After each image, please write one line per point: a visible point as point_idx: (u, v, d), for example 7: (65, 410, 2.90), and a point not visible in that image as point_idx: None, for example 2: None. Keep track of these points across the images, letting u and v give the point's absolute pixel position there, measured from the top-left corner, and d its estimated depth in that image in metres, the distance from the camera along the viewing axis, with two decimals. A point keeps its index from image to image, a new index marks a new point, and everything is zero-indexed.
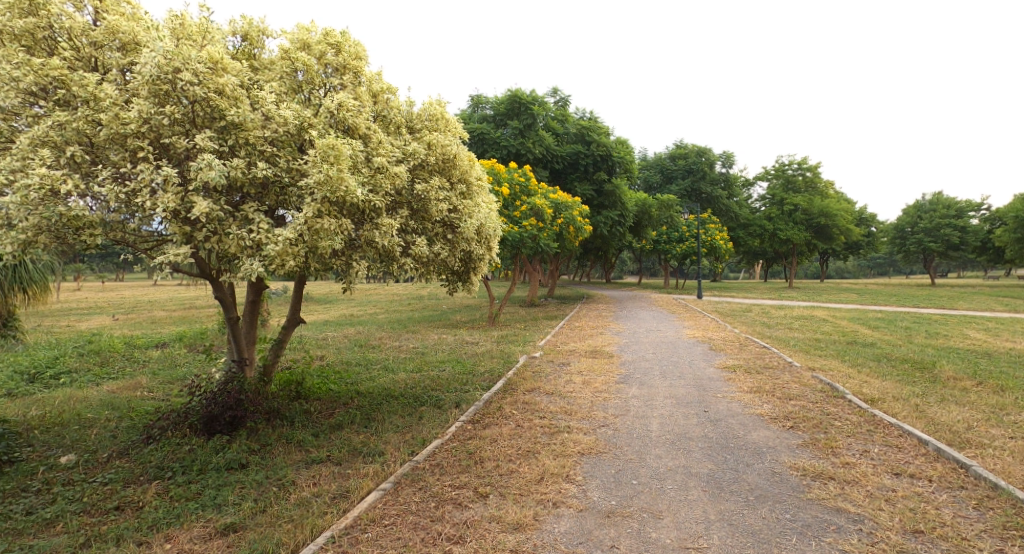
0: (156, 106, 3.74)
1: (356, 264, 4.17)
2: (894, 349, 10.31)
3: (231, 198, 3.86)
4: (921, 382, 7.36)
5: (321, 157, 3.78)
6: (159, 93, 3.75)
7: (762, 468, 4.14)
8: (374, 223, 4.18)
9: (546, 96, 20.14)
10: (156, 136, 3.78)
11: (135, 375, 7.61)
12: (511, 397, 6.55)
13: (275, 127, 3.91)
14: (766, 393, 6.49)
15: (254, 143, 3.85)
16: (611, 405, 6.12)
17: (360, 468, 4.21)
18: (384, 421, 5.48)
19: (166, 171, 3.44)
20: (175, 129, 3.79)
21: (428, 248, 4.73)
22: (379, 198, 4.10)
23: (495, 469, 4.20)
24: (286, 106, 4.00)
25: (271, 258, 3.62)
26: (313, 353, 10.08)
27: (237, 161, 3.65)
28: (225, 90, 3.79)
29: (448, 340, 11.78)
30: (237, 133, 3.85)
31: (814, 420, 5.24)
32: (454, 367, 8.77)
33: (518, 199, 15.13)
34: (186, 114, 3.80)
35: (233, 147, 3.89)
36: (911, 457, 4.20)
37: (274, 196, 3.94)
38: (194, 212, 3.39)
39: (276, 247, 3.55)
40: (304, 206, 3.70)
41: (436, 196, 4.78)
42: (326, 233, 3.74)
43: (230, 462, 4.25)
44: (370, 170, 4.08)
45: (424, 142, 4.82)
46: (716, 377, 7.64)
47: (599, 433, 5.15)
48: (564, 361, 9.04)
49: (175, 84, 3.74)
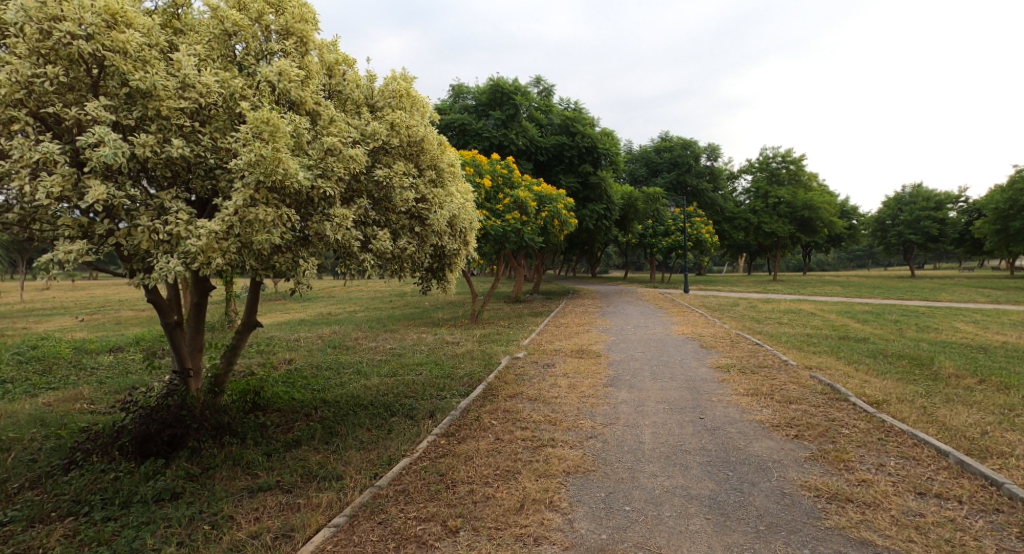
0: (36, 67, 3.30)
1: (304, 262, 3.59)
2: (889, 345, 9.96)
3: (140, 180, 3.38)
4: (923, 380, 6.98)
5: (254, 133, 3.25)
6: (40, 51, 3.31)
7: (769, 489, 3.68)
8: (325, 214, 3.64)
9: (529, 85, 19.57)
10: (38, 104, 3.32)
11: (79, 384, 6.94)
12: (490, 405, 6.04)
13: (196, 97, 3.41)
14: (764, 396, 6.05)
15: (169, 115, 3.34)
16: (599, 413, 5.64)
17: (312, 497, 3.66)
18: (348, 437, 4.92)
19: (46, 147, 2.98)
20: (63, 97, 3.36)
21: (391, 243, 4.17)
22: (330, 184, 3.55)
23: (469, 496, 3.68)
24: (211, 72, 3.52)
25: (194, 255, 3.09)
26: (281, 356, 9.45)
27: (145, 137, 3.19)
28: (129, 47, 3.34)
29: (427, 340, 11.19)
30: (147, 102, 3.35)
31: (820, 428, 4.80)
32: (432, 370, 8.22)
33: (501, 192, 14.57)
34: (73, 78, 3.38)
35: (142, 119, 3.40)
36: (932, 472, 3.77)
37: (200, 178, 3.47)
38: (86, 199, 2.93)
39: (199, 242, 3.03)
40: (234, 192, 3.17)
41: (400, 183, 4.24)
42: (262, 224, 3.19)
43: (161, 493, 3.68)
44: (319, 152, 3.55)
45: (387, 121, 4.28)
46: (710, 378, 7.20)
47: (586, 447, 4.66)
48: (548, 363, 8.54)
49: (58, 40, 3.30)
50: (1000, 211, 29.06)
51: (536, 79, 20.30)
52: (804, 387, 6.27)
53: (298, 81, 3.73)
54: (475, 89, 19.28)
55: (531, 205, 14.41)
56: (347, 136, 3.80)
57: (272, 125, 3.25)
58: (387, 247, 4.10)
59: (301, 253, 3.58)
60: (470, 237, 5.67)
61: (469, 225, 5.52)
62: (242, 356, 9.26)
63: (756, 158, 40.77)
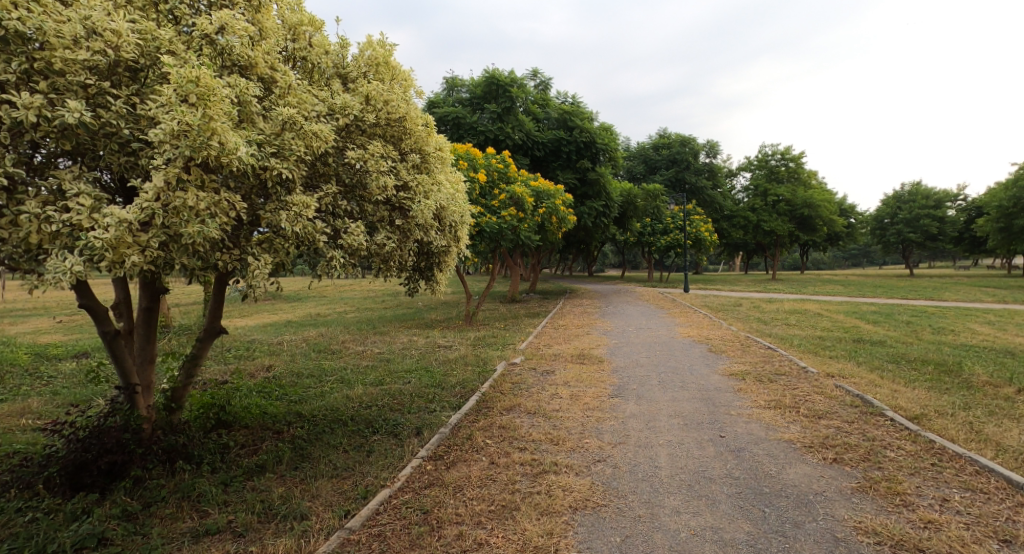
0: None
1: (254, 259, 3.05)
2: (907, 348, 9.40)
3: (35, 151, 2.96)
4: (956, 389, 6.41)
5: (182, 97, 2.83)
6: None
7: (817, 531, 3.09)
8: (282, 201, 3.16)
9: (525, 78, 18.95)
10: None
11: (29, 396, 6.26)
12: (485, 420, 5.43)
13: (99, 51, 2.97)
14: (788, 409, 5.46)
15: (68, 71, 2.91)
16: (606, 430, 5.04)
17: (271, 544, 3.06)
18: (321, 461, 4.30)
19: None
20: None
21: (366, 238, 3.60)
22: (284, 165, 3.09)
23: (459, 542, 3.08)
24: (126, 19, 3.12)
25: (96, 250, 2.61)
26: (260, 362, 8.80)
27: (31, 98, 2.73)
28: None
29: (418, 344, 10.56)
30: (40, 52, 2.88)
31: (861, 450, 4.22)
32: (421, 378, 7.59)
33: (496, 188, 13.95)
34: None
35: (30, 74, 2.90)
36: (1008, 511, 3.19)
37: (111, 152, 3.01)
38: None
39: (103, 235, 2.57)
40: (155, 172, 2.73)
41: (376, 166, 3.64)
42: (188, 212, 2.74)
43: (89, 539, 3.06)
44: (272, 126, 3.14)
45: (361, 94, 3.77)
46: (723, 387, 6.61)
47: (594, 473, 4.05)
48: (547, 369, 7.93)
49: None
50: (1003, 209, 28.62)
51: (533, 72, 19.68)
52: (831, 398, 5.69)
53: (248, 38, 3.39)
54: (470, 82, 18.64)
55: (527, 201, 13.80)
56: (306, 108, 3.32)
57: (202, 84, 2.83)
58: (361, 242, 3.53)
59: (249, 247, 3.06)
60: (463, 233, 5.07)
61: (460, 220, 4.93)
62: (217, 362, 8.59)
63: (755, 155, 40.28)
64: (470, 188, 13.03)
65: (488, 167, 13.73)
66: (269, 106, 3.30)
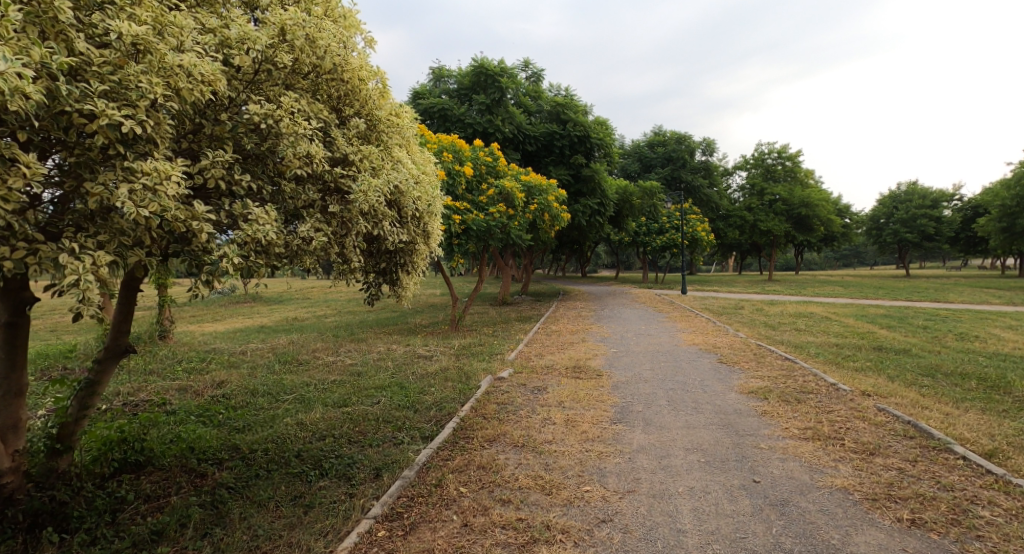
0: None
1: (81, 258, 2.34)
2: (937, 358, 8.51)
3: None
4: (1015, 411, 5.50)
5: None
6: None
7: None
8: (127, 168, 2.49)
9: (516, 68, 17.98)
10: None
11: None
12: (460, 458, 4.44)
13: None
14: (830, 441, 4.51)
15: None
16: (610, 474, 4.06)
17: None
18: (239, 528, 3.29)
19: None
20: None
21: (280, 227, 2.99)
22: (117, 110, 2.42)
23: None
24: None
25: None
26: (211, 376, 7.73)
27: None
28: None
29: (397, 354, 9.54)
30: None
31: (944, 507, 3.28)
32: (393, 397, 6.58)
33: (484, 183, 12.95)
34: None
35: None
36: None
37: None
38: None
39: None
40: None
41: (293, 129, 3.05)
42: None
43: None
44: (120, 49, 2.56)
45: (275, 26, 3.17)
46: (743, 409, 5.66)
47: (597, 544, 3.07)
48: (539, 386, 6.95)
49: None
50: (1005, 208, 27.92)
51: (524, 63, 18.68)
52: (877, 427, 4.76)
53: None
54: (458, 72, 17.62)
55: (518, 196, 12.80)
56: (169, 29, 2.72)
57: None
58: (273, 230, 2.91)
59: (69, 234, 2.45)
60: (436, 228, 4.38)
61: (432, 212, 4.25)
62: (162, 378, 7.53)
63: (751, 154, 39.54)
64: (455, 182, 12.00)
65: (475, 160, 12.72)
66: (103, 15, 2.59)
